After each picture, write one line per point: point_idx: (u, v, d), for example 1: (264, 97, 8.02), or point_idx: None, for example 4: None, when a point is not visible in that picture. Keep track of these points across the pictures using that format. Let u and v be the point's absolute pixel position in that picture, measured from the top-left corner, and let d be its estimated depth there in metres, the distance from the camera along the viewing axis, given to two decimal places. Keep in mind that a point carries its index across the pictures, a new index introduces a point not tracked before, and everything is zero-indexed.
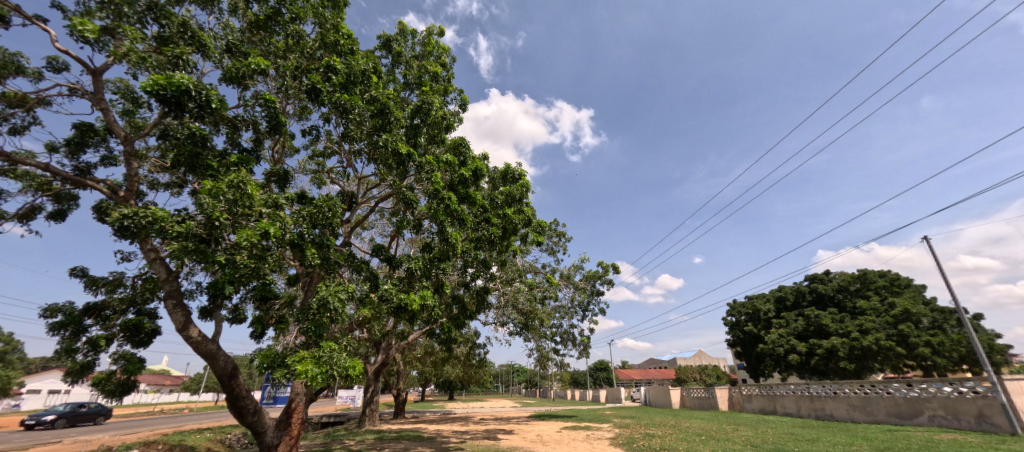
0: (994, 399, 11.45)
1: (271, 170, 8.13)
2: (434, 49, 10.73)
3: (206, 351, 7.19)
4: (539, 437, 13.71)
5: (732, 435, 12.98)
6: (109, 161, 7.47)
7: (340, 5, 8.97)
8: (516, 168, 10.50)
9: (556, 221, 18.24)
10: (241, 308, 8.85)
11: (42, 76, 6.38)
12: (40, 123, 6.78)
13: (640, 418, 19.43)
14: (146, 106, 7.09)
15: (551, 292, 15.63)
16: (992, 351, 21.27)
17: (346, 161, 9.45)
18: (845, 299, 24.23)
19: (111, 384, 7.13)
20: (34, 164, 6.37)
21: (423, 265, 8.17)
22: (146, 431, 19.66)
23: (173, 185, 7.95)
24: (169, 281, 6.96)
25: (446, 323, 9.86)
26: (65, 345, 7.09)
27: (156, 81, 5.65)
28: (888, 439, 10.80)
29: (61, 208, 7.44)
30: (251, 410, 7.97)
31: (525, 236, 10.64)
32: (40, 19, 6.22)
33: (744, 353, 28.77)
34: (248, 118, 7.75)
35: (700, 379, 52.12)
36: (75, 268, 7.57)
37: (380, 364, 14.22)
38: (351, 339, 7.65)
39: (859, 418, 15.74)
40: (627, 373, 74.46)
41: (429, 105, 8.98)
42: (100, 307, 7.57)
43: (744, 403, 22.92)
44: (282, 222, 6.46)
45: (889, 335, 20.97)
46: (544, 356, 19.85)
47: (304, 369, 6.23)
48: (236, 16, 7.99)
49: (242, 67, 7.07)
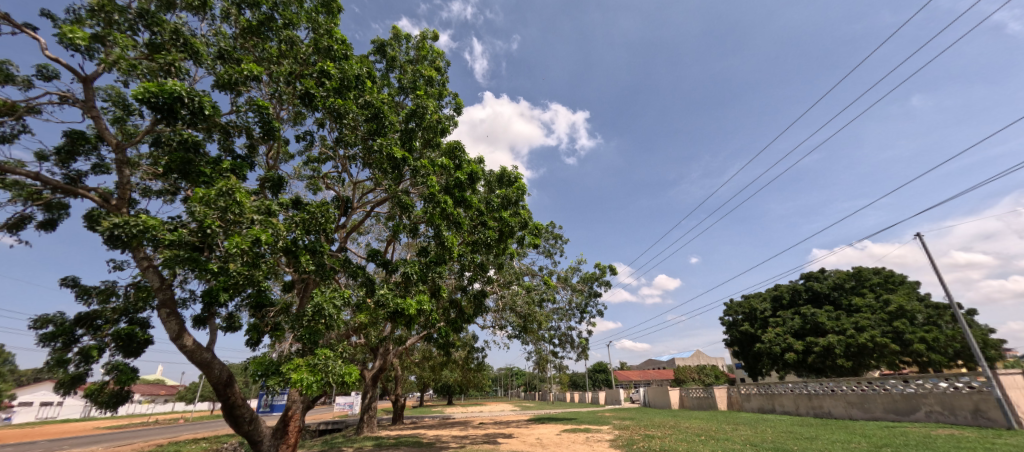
0: (989, 393, 11.58)
1: (265, 176, 8.04)
2: (428, 54, 10.74)
3: (201, 360, 7.09)
4: (538, 441, 13.57)
5: (731, 434, 12.97)
6: (100, 169, 7.38)
7: (334, 11, 8.94)
8: (512, 171, 10.49)
9: (554, 224, 18.28)
10: (236, 316, 8.75)
11: (31, 84, 6.30)
12: (29, 131, 6.68)
13: (639, 420, 19.45)
14: (137, 114, 7.01)
15: (549, 295, 15.65)
16: (986, 346, 21.52)
17: (341, 166, 9.38)
18: (840, 297, 24.45)
19: (105, 395, 7.01)
20: (23, 173, 6.27)
21: (419, 269, 8.15)
22: (140, 442, 19.32)
23: (166, 193, 7.86)
24: (163, 290, 6.86)
25: (444, 328, 9.83)
26: (56, 356, 6.97)
27: (147, 89, 5.62)
28: (886, 436, 10.82)
29: (52, 217, 7.34)
30: (247, 419, 7.85)
31: (522, 238, 10.68)
32: (29, 27, 6.17)
33: (741, 352, 28.78)
34: (240, 123, 7.67)
35: (700, 379, 52.38)
36: (66, 278, 7.45)
37: (378, 369, 14.13)
38: (347, 345, 7.55)
39: (857, 416, 15.77)
40: (625, 375, 74.28)
41: (423, 109, 8.95)
42: (92, 317, 7.44)
43: (742, 402, 23.00)
44: (275, 229, 6.37)
45: (885, 331, 21.11)
46: (543, 359, 19.78)
47: (300, 377, 6.14)
48: (228, 22, 7.92)
49: (235, 73, 7.01)
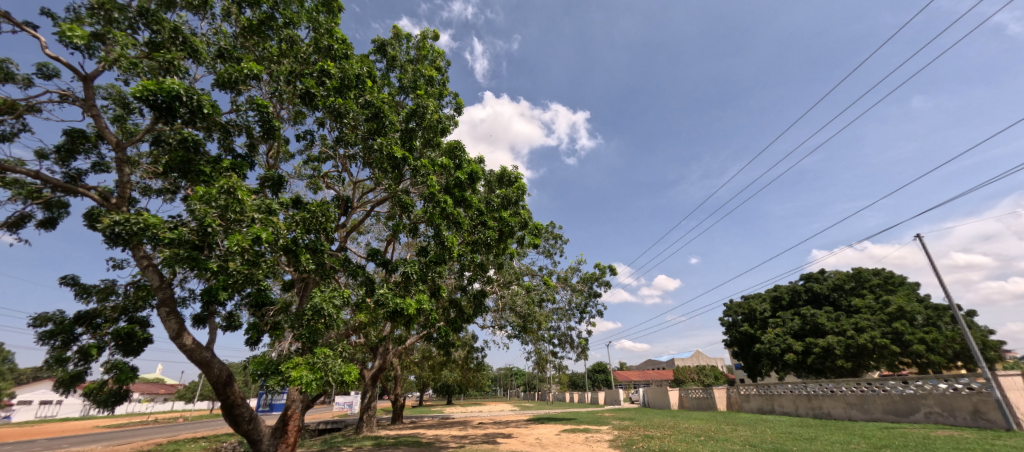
0: (989, 394, 11.57)
1: (265, 175, 8.03)
2: (429, 53, 10.73)
3: (200, 359, 7.09)
4: (538, 441, 13.59)
5: (730, 435, 12.97)
6: (100, 168, 7.37)
7: (335, 11, 8.94)
8: (512, 171, 10.49)
9: (554, 224, 18.28)
10: (235, 315, 8.76)
11: (31, 82, 6.30)
12: (29, 129, 6.67)
13: (639, 420, 19.47)
14: (138, 112, 7.01)
15: (549, 295, 15.66)
16: (986, 347, 21.53)
17: (341, 165, 9.37)
18: (840, 297, 24.44)
19: (104, 394, 7.00)
20: (23, 172, 6.26)
21: (419, 269, 8.15)
22: (139, 441, 19.29)
23: (166, 191, 7.85)
24: (162, 289, 6.86)
25: (443, 328, 9.83)
26: (54, 354, 6.96)
27: (145, 87, 5.61)
28: (885, 436, 10.84)
29: (52, 216, 7.34)
30: (246, 418, 7.85)
31: (522, 238, 10.68)
32: (29, 26, 6.17)
33: (741, 353, 28.76)
34: (241, 122, 7.67)
35: (699, 380, 52.40)
36: (65, 277, 7.46)
37: (377, 369, 14.13)
38: (347, 345, 7.55)
39: (856, 416, 15.77)
40: (625, 375, 74.24)
41: (424, 109, 8.96)
42: (92, 315, 7.44)
43: (742, 403, 23.02)
44: (275, 228, 6.36)
45: (884, 332, 21.11)
46: (543, 359, 19.77)
47: (300, 375, 6.15)
48: (229, 21, 7.92)
49: (235, 72, 7.00)
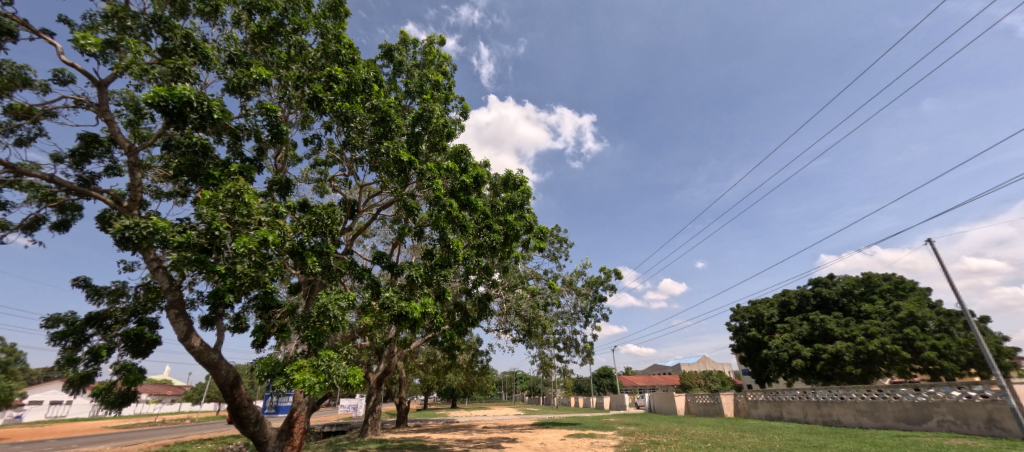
0: (1004, 403, 11.33)
1: (273, 180, 8.12)
2: (435, 58, 10.80)
3: (208, 360, 7.14)
4: (541, 445, 13.59)
5: (738, 441, 12.85)
6: (113, 171, 7.49)
7: (341, 15, 9.06)
8: (517, 174, 10.40)
9: (559, 227, 18.37)
10: (243, 317, 8.83)
11: (49, 88, 6.43)
12: (46, 134, 6.81)
13: (644, 425, 19.24)
14: (149, 117, 7.10)
15: (554, 299, 15.61)
16: (1001, 354, 21.15)
17: (347, 169, 9.44)
18: (849, 303, 23.97)
19: (113, 394, 7.06)
20: (38, 175, 6.37)
21: (424, 272, 8.17)
22: (148, 442, 19.46)
23: (176, 194, 7.94)
24: (171, 291, 6.92)
25: (448, 331, 9.86)
26: (65, 355, 7.07)
27: (156, 93, 5.70)
28: (896, 445, 10.67)
29: (65, 219, 7.45)
30: (252, 420, 7.93)
31: (527, 242, 10.62)
32: (46, 33, 6.31)
33: (748, 358, 28.38)
34: (249, 127, 7.78)
35: (705, 385, 51.94)
36: (78, 278, 7.58)
37: (382, 372, 14.21)
38: (352, 347, 7.62)
39: (866, 423, 15.49)
40: (629, 380, 73.66)
41: (430, 113, 9.00)
42: (102, 316, 7.51)
43: (749, 409, 22.70)
44: (282, 231, 6.47)
45: (895, 338, 20.83)
46: (547, 363, 19.76)
47: (302, 378, 6.16)
48: (239, 28, 8.08)
49: (244, 77, 7.10)
